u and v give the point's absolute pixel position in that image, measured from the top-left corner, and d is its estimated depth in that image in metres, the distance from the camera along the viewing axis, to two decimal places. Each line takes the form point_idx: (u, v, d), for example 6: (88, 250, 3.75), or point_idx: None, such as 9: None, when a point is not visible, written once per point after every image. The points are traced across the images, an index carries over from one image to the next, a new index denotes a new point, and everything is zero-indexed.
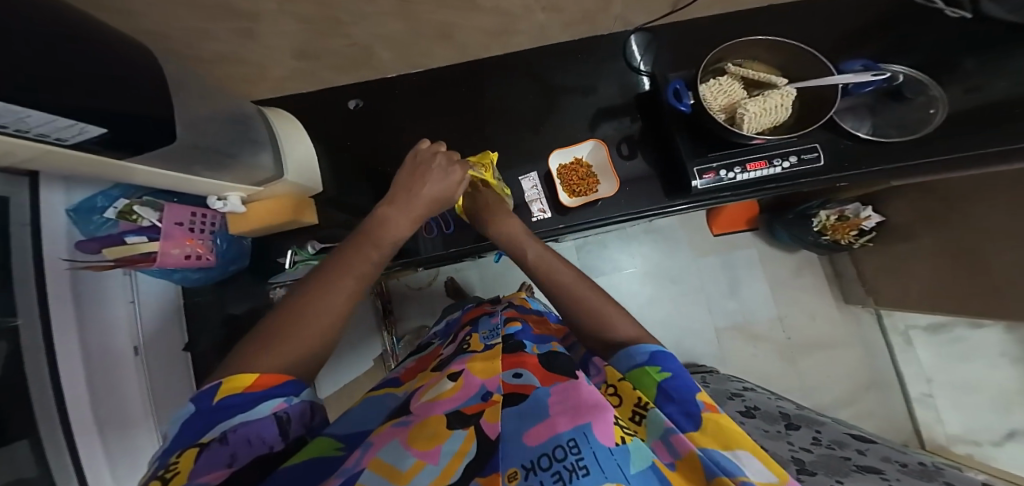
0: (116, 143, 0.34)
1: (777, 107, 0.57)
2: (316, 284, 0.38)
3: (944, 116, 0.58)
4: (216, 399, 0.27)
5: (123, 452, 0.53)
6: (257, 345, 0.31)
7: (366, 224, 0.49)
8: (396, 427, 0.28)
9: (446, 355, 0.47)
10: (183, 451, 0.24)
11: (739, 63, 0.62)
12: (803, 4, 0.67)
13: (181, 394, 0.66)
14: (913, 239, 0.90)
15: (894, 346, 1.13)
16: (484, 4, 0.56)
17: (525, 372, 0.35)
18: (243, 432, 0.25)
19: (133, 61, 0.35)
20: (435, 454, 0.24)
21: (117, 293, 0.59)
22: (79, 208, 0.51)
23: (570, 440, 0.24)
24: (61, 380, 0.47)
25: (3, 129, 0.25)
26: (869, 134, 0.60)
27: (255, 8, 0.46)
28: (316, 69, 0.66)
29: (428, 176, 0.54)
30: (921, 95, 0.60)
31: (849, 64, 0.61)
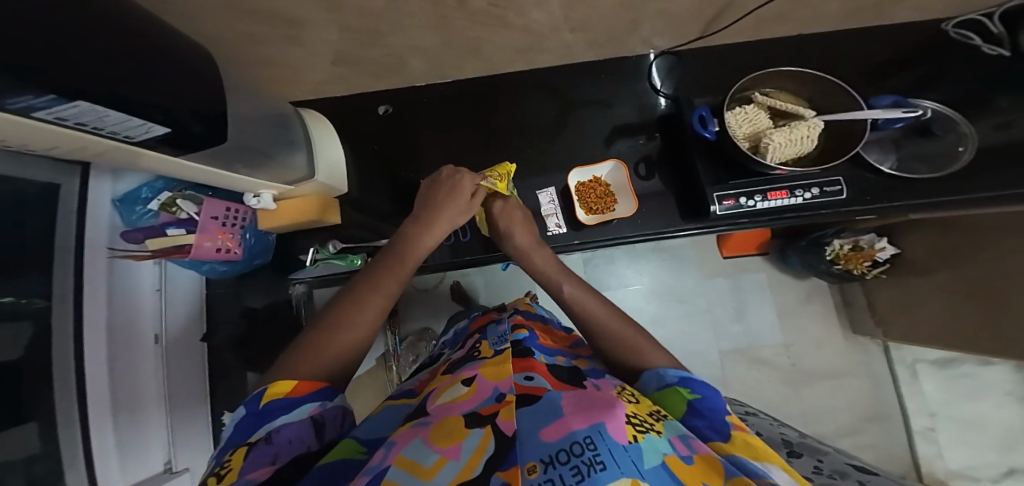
0: (173, 141, 0.36)
1: (803, 138, 0.59)
2: (348, 305, 0.42)
3: (973, 154, 0.59)
4: (263, 403, 0.31)
5: (129, 440, 0.57)
6: (297, 357, 0.36)
7: (394, 244, 0.52)
8: (417, 427, 0.30)
9: (456, 361, 0.47)
10: (239, 450, 0.28)
11: (767, 92, 0.64)
12: (829, 35, 0.69)
13: (196, 384, 0.70)
14: (929, 274, 0.90)
15: (901, 378, 1.11)
16: (517, 23, 0.58)
17: (536, 376, 0.37)
18: (285, 434, 0.29)
19: (195, 63, 0.38)
20: (457, 451, 0.25)
21: (144, 281, 0.64)
22: (122, 198, 0.59)
23: (587, 437, 0.24)
24: (87, 375, 0.52)
25: (84, 125, 0.28)
26: (893, 169, 0.61)
27: (305, 17, 0.48)
28: (350, 74, 0.68)
29: (453, 202, 0.57)
30: (950, 133, 0.61)
31: (880, 98, 0.61)
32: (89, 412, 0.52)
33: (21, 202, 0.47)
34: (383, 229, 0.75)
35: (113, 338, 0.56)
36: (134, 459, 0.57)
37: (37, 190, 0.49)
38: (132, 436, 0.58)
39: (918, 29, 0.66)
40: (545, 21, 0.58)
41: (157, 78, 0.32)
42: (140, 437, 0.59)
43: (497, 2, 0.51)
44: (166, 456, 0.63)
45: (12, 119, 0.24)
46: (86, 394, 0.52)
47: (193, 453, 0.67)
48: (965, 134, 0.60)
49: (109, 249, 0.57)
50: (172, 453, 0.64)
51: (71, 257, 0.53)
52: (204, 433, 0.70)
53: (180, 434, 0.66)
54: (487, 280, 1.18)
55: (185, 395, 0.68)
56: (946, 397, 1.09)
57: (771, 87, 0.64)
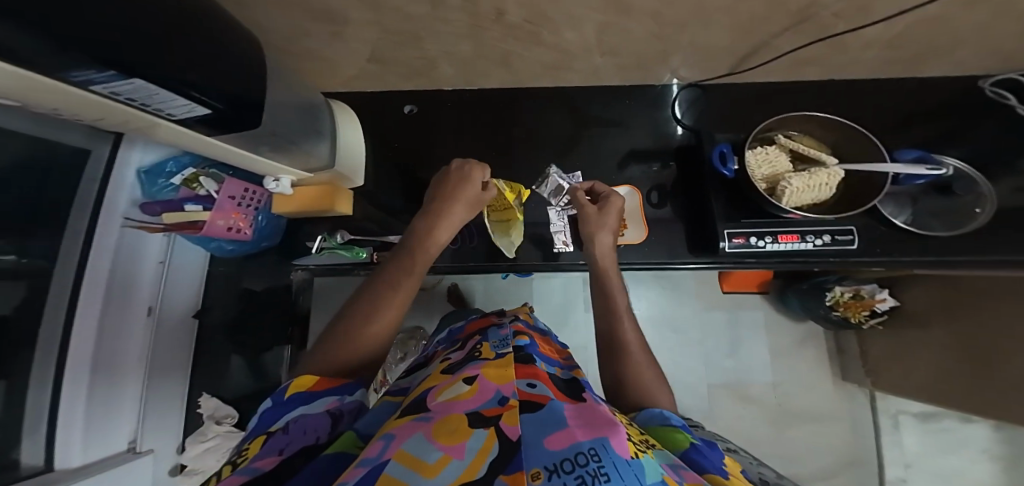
0: (209, 121, 0.38)
1: (822, 185, 0.60)
2: (365, 310, 0.45)
3: (990, 216, 0.61)
4: (286, 395, 0.35)
5: (101, 412, 0.54)
6: (324, 357, 0.41)
7: (404, 243, 0.53)
8: (418, 421, 0.29)
9: (456, 359, 0.47)
10: (258, 438, 0.30)
11: (792, 135, 0.66)
12: (848, 90, 0.72)
13: (179, 359, 0.68)
14: (925, 328, 0.93)
15: (883, 427, 1.12)
16: (548, 41, 0.60)
17: (539, 384, 0.37)
18: (300, 424, 0.31)
19: (242, 42, 0.39)
20: (461, 451, 0.25)
21: (150, 252, 0.62)
22: (150, 172, 0.60)
23: (591, 449, 0.24)
24: (73, 331, 0.51)
25: (133, 101, 0.31)
26: (907, 221, 0.64)
27: (350, 14, 0.50)
28: (383, 73, 0.70)
29: (456, 195, 0.56)
30: (969, 192, 0.63)
31: (904, 153, 0.63)
32: (68, 374, 0.50)
33: (49, 166, 0.51)
34: (391, 225, 0.75)
35: (110, 299, 0.55)
36: (102, 432, 0.55)
37: (69, 154, 0.53)
38: (107, 407, 0.55)
39: (936, 94, 0.70)
40: (577, 43, 0.60)
41: (201, 51, 0.33)
42: (117, 408, 0.57)
43: (534, 20, 0.53)
44: (133, 435, 0.60)
45: (69, 90, 0.27)
46: (67, 355, 0.50)
47: (161, 435, 0.65)
48: (983, 194, 0.62)
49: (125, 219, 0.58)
50: (139, 433, 0.60)
51: (87, 211, 0.54)
52: (175, 414, 0.68)
53: (154, 412, 0.63)
54: (485, 285, 1.18)
55: (167, 371, 0.66)
56: (924, 449, 1.11)
57: (797, 130, 0.66)
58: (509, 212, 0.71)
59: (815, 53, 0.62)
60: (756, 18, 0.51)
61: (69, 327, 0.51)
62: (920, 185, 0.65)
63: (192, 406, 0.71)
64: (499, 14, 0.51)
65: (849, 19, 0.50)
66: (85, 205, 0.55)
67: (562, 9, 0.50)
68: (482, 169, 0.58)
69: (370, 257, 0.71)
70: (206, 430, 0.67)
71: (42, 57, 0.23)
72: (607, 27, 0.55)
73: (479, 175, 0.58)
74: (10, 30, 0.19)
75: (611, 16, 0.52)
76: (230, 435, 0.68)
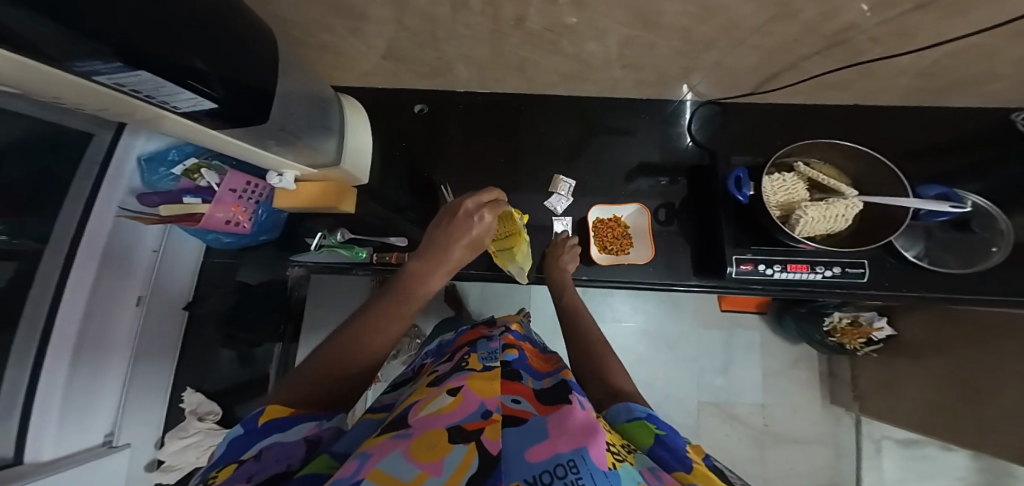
0: (212, 114, 0.37)
1: (839, 216, 0.60)
2: (353, 330, 0.44)
3: (1005, 255, 0.61)
4: (261, 422, 0.33)
5: (77, 402, 0.52)
6: (307, 374, 0.39)
7: (403, 272, 0.51)
8: (396, 438, 0.28)
9: (443, 371, 0.46)
10: (230, 465, 0.29)
11: (811, 162, 0.65)
12: (863, 121, 0.72)
13: (166, 351, 0.66)
14: (919, 360, 0.94)
15: (865, 452, 1.14)
16: (568, 51, 0.58)
17: (523, 400, 0.36)
18: (273, 451, 0.30)
19: (256, 37, 0.38)
20: (440, 467, 0.24)
21: (145, 240, 0.61)
22: (151, 159, 0.57)
23: (570, 460, 0.25)
24: (61, 303, 0.49)
25: (138, 93, 0.30)
26: (917, 256, 0.64)
27: (368, 10, 0.48)
28: (397, 70, 0.68)
29: (463, 233, 0.52)
30: (986, 230, 0.63)
31: (928, 188, 0.63)
32: (49, 354, 0.48)
33: (55, 146, 0.51)
34: (393, 225, 0.73)
35: (103, 278, 0.54)
36: (76, 424, 0.52)
37: (73, 136, 0.53)
38: (85, 399, 0.53)
39: (952, 130, 0.70)
40: (598, 55, 0.59)
41: (211, 44, 0.31)
42: (96, 394, 0.55)
43: (556, 29, 0.52)
44: (110, 427, 0.58)
45: (72, 79, 0.26)
46: (49, 334, 0.48)
47: (139, 430, 0.62)
48: (1001, 232, 0.62)
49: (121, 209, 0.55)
50: (117, 425, 0.58)
51: (83, 198, 0.53)
52: (157, 406, 0.66)
53: (134, 402, 0.61)
54: (482, 289, 1.17)
55: (153, 362, 0.64)
56: (903, 476, 1.12)
57: (816, 157, 0.65)
58: (514, 237, 0.65)
59: (836, 78, 0.61)
60: (783, 40, 0.51)
61: (60, 294, 0.49)
62: (940, 221, 0.65)
63: (173, 404, 0.68)
64: (520, 20, 0.50)
65: (885, 44, 0.49)
66: (82, 193, 0.53)
67: (586, 20, 0.49)
68: (493, 213, 0.55)
69: (370, 258, 0.69)
70: (188, 425, 0.65)
71: (50, 43, 0.21)
72: (630, 41, 0.54)
73: (490, 220, 0.54)
74: (22, 20, 0.18)
75: (635, 30, 0.51)
76: (211, 432, 0.66)
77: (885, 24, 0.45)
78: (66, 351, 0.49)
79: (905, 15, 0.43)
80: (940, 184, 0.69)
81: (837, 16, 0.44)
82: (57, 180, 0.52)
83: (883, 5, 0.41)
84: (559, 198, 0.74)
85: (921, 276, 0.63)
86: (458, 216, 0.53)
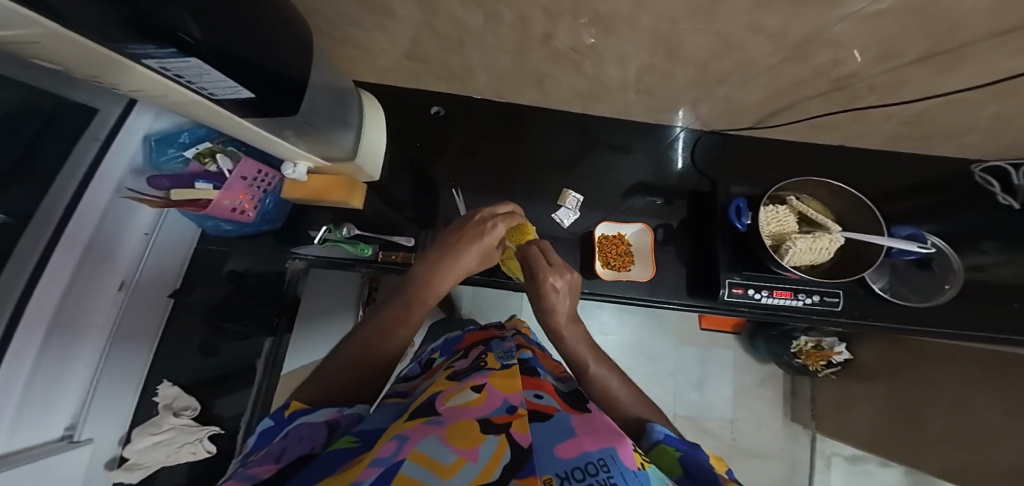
0: (243, 102, 0.36)
1: (822, 248, 0.67)
2: (363, 339, 0.45)
3: (955, 293, 0.69)
4: (287, 413, 0.37)
5: (42, 389, 0.46)
6: (322, 377, 0.42)
7: (409, 278, 0.51)
8: (430, 425, 0.33)
9: (459, 366, 0.49)
10: (261, 449, 0.33)
11: (801, 197, 0.72)
12: (844, 162, 0.78)
13: (147, 339, 0.63)
14: (870, 383, 1.02)
15: (817, 467, 1.22)
16: (589, 71, 0.61)
17: (545, 396, 0.41)
18: (295, 432, 0.34)
19: (293, 28, 0.37)
20: (475, 454, 0.28)
21: (138, 224, 0.58)
22: (161, 140, 0.57)
23: (600, 460, 0.29)
24: (37, 284, 0.44)
25: (179, 77, 0.29)
26: (883, 288, 0.70)
27: (404, 12, 0.49)
28: (419, 71, 0.68)
29: (472, 244, 0.51)
30: (942, 268, 0.71)
31: (899, 228, 0.70)
32: (21, 326, 0.41)
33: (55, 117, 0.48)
34: (397, 224, 0.72)
35: (83, 261, 0.49)
36: (41, 415, 0.46)
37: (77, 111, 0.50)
38: (53, 383, 0.47)
39: (916, 178, 0.78)
40: (617, 78, 0.62)
41: (256, 35, 0.31)
42: (65, 379, 0.49)
43: (580, 49, 0.54)
44: (71, 420, 0.51)
45: (120, 59, 0.25)
46: (24, 310, 0.42)
47: (106, 422, 0.56)
48: (953, 272, 0.70)
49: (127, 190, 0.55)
50: (80, 417, 0.52)
51: (78, 175, 0.49)
52: (126, 401, 0.60)
53: (104, 393, 0.55)
54: (475, 292, 1.17)
55: (131, 349, 0.60)
56: None
57: (807, 193, 0.71)
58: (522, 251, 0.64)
59: (827, 121, 0.67)
60: (791, 81, 0.55)
61: (35, 279, 0.44)
62: (906, 259, 0.72)
63: (148, 389, 0.63)
64: (547, 37, 0.52)
65: (880, 92, 0.55)
66: (79, 167, 0.50)
67: (612, 45, 0.51)
68: (506, 225, 0.53)
69: (375, 256, 0.68)
70: (161, 421, 0.59)
71: (106, 24, 0.20)
72: (649, 69, 0.57)
73: (502, 230, 0.52)
74: None
75: (657, 59, 0.54)
76: (186, 429, 0.61)
77: (884, 74, 0.50)
78: (40, 329, 0.44)
79: (904, 67, 0.47)
80: (911, 226, 0.75)
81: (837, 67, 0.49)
82: (50, 151, 0.48)
83: (883, 58, 0.46)
84: (566, 212, 0.75)
85: (885, 307, 0.69)
86: (472, 226, 0.52)
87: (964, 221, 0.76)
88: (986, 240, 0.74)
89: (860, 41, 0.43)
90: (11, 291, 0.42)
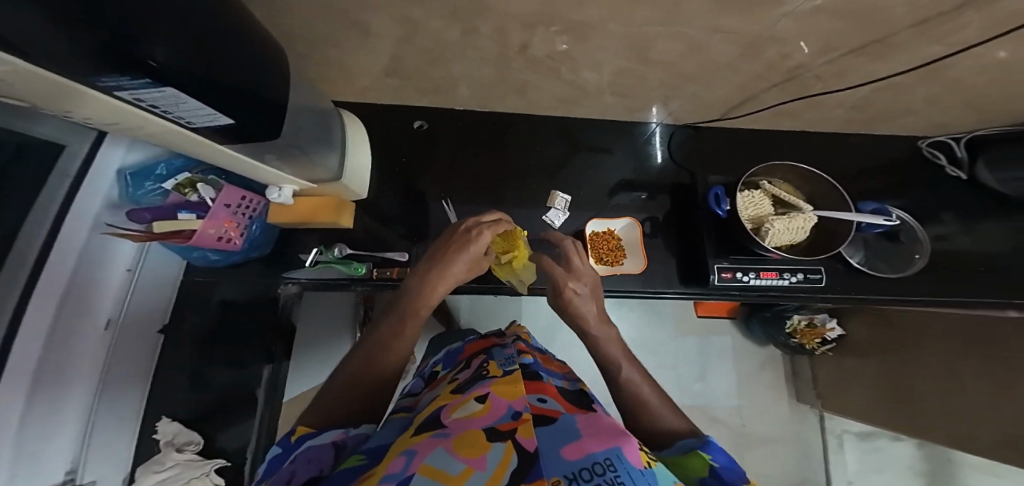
0: (224, 129, 0.36)
1: (798, 228, 0.69)
2: (361, 358, 0.45)
3: (926, 261, 0.71)
4: (294, 438, 0.36)
5: (33, 437, 0.44)
6: (323, 398, 0.42)
7: (401, 293, 0.50)
8: (437, 437, 0.33)
9: (462, 378, 0.49)
10: (272, 477, 0.33)
11: (773, 181, 0.74)
12: (816, 143, 0.81)
13: (139, 376, 0.61)
14: (864, 358, 1.04)
15: (830, 447, 1.22)
16: (566, 76, 0.62)
17: (549, 399, 0.41)
18: (302, 456, 0.34)
19: (270, 54, 0.38)
20: (482, 462, 0.29)
21: (121, 258, 0.57)
22: (137, 174, 0.56)
23: (607, 459, 0.29)
24: (33, 295, 0.44)
25: (155, 108, 0.29)
26: (859, 262, 0.72)
27: (382, 31, 0.50)
28: (400, 87, 0.69)
29: (459, 253, 0.51)
30: (909, 240, 0.73)
31: (864, 204, 0.72)
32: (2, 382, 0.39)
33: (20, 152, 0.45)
34: (388, 240, 0.72)
35: (68, 295, 0.48)
36: (34, 465, 0.44)
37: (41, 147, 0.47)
38: (44, 432, 0.46)
39: (887, 152, 0.81)
40: (593, 82, 0.64)
41: (232, 63, 0.31)
42: (56, 428, 0.47)
43: (556, 57, 0.55)
44: (71, 464, 0.49)
45: (91, 92, 0.25)
46: (20, 319, 0.42)
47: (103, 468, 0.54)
48: (920, 242, 0.72)
49: (106, 225, 0.54)
50: (79, 460, 0.50)
51: (56, 204, 0.48)
52: (125, 441, 0.58)
53: (99, 437, 0.53)
54: (473, 302, 1.16)
55: (123, 387, 0.58)
56: (863, 468, 1.21)
57: (778, 177, 0.74)
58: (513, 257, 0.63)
59: (789, 109, 0.70)
60: (748, 77, 0.58)
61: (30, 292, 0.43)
62: (875, 233, 0.74)
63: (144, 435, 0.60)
64: (524, 47, 0.53)
65: (827, 81, 0.58)
66: (51, 205, 0.48)
67: (586, 51, 0.53)
68: (492, 232, 0.53)
69: (369, 273, 0.68)
70: (164, 458, 0.57)
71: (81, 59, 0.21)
72: (623, 71, 0.59)
73: (488, 237, 0.52)
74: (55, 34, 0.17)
75: (631, 62, 0.56)
76: (191, 464, 0.58)
77: (826, 65, 0.53)
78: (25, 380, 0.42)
79: (842, 58, 0.50)
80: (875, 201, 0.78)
81: (791, 58, 0.51)
82: (18, 186, 0.45)
83: (828, 49, 0.49)
84: (556, 213, 0.76)
85: (862, 281, 0.71)
86: (459, 234, 0.52)
87: (933, 194, 0.80)
88: (947, 211, 0.78)
89: (807, 36, 0.46)
90: (10, 294, 0.42)
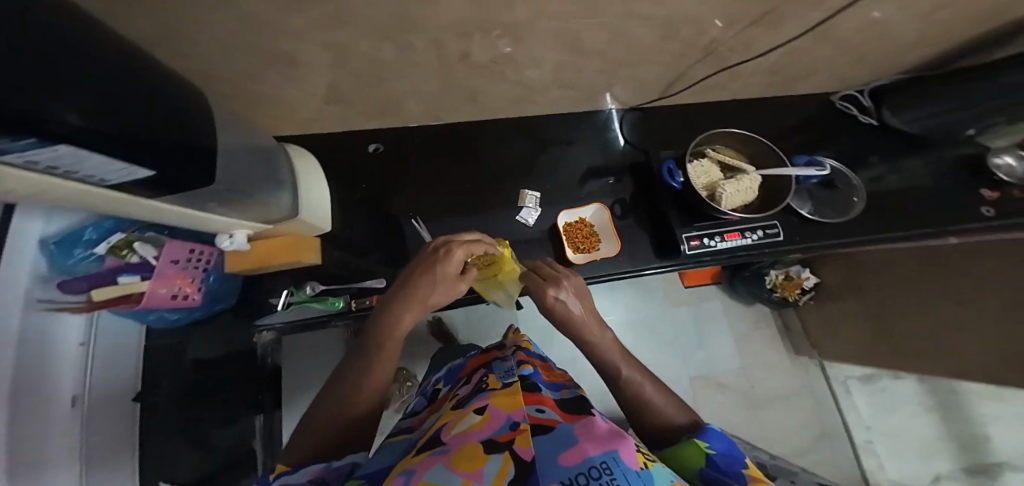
0: (153, 183, 0.35)
1: (748, 188, 0.70)
2: (336, 395, 0.43)
3: (864, 203, 0.73)
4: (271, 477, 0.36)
5: None
6: (300, 435, 0.41)
7: (371, 325, 0.47)
8: (435, 454, 0.31)
9: (462, 395, 0.47)
10: None
11: (716, 148, 0.76)
12: (763, 103, 0.83)
13: (117, 448, 0.58)
14: (842, 300, 1.06)
15: (840, 395, 1.24)
16: (512, 77, 0.62)
17: (547, 409, 0.40)
18: None
19: (185, 102, 0.36)
20: (480, 475, 0.27)
21: (70, 333, 0.53)
22: (64, 241, 0.49)
23: (603, 462, 0.28)
24: None
25: (54, 168, 0.26)
26: (811, 212, 0.73)
27: (310, 60, 0.49)
28: (346, 113, 0.68)
29: (429, 276, 0.47)
30: (846, 185, 0.76)
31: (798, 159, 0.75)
32: None
33: None
34: (362, 267, 0.70)
35: (16, 386, 0.44)
36: None
37: None
38: None
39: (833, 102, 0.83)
40: (538, 79, 0.64)
41: (145, 119, 0.30)
42: None
43: (499, 60, 0.55)
44: None
45: None
46: None
47: None
48: (856, 187, 0.75)
49: (38, 301, 0.48)
50: None
51: None
52: None
53: None
54: (465, 314, 1.14)
55: (101, 466, 0.55)
56: (875, 410, 1.23)
57: (720, 144, 0.76)
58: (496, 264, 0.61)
59: (722, 79, 0.71)
60: (671, 57, 0.59)
61: None
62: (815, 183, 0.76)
63: None
64: (465, 55, 0.53)
65: (740, 53, 0.61)
66: None
67: (526, 51, 0.53)
68: (464, 250, 0.49)
69: (348, 305, 0.66)
70: None
71: None
72: (564, 65, 0.59)
73: (460, 256, 0.48)
74: None
75: (568, 56, 0.56)
76: None
77: (736, 37, 0.55)
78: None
79: (748, 29, 0.53)
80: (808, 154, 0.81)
81: (704, 33, 0.52)
82: None
83: (732, 23, 0.51)
84: (530, 210, 0.75)
85: (820, 228, 0.71)
86: (428, 257, 0.49)
87: (861, 140, 0.84)
88: (872, 155, 0.82)
89: (716, 12, 0.47)
90: None
